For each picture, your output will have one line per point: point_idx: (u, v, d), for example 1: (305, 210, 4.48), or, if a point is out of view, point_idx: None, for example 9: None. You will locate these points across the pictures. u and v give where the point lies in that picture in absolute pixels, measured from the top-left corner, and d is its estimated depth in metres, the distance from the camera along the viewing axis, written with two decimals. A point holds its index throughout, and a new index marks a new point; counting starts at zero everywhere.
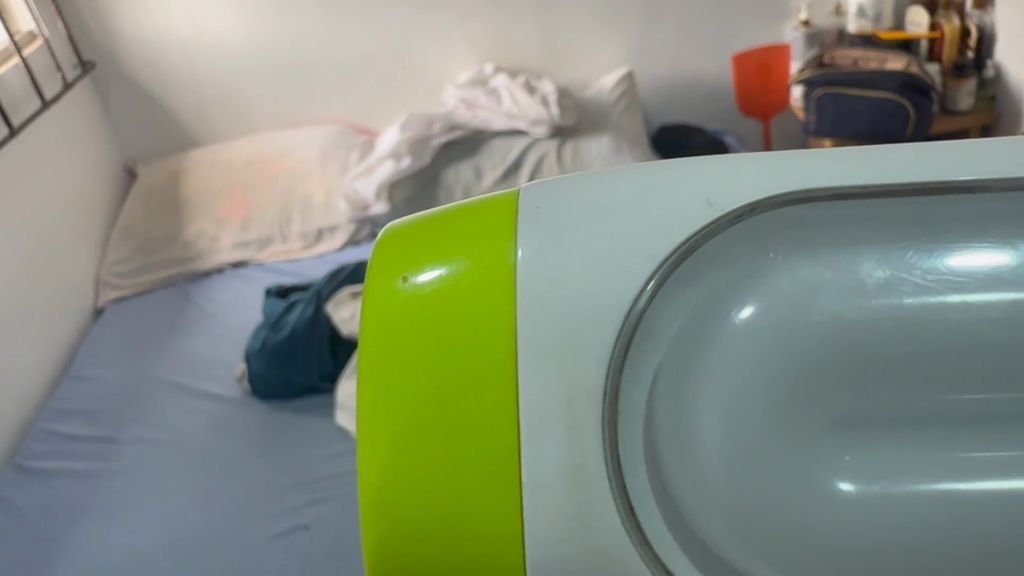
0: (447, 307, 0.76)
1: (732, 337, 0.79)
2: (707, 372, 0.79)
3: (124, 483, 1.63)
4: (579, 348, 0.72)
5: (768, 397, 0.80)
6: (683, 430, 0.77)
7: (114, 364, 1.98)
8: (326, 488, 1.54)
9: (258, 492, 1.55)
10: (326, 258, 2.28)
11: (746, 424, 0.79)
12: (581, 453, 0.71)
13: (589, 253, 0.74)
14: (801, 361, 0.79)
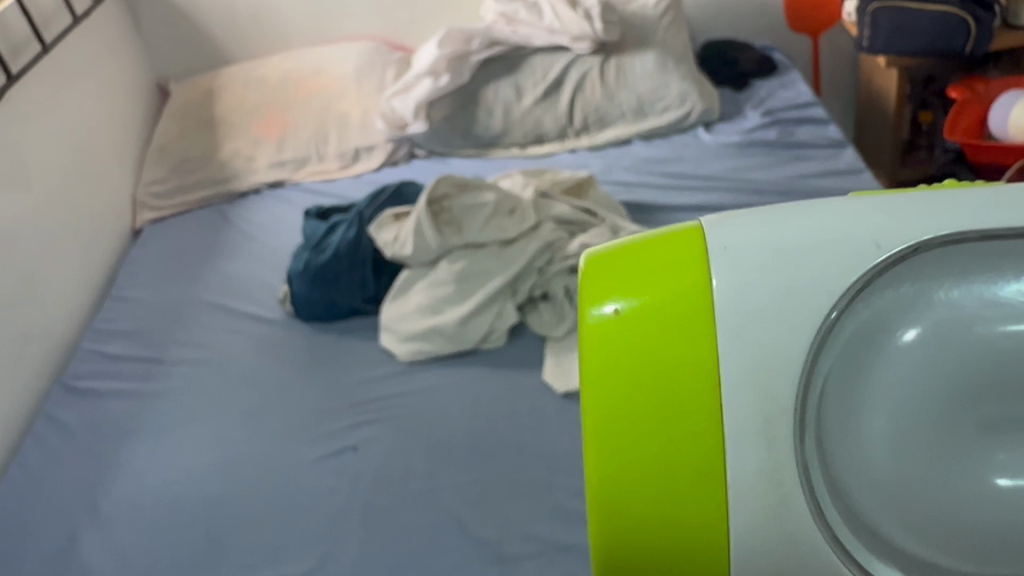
0: (639, 341, 0.68)
1: (902, 352, 0.68)
2: (869, 389, 0.68)
3: (173, 403, 1.63)
4: (767, 379, 0.64)
5: (947, 414, 0.67)
6: (846, 455, 0.66)
7: (158, 285, 1.97)
8: (375, 408, 1.54)
9: (306, 413, 1.56)
10: (364, 178, 2.23)
11: (920, 443, 0.67)
12: (775, 478, 0.63)
13: (759, 275, 0.66)
14: (985, 375, 0.66)
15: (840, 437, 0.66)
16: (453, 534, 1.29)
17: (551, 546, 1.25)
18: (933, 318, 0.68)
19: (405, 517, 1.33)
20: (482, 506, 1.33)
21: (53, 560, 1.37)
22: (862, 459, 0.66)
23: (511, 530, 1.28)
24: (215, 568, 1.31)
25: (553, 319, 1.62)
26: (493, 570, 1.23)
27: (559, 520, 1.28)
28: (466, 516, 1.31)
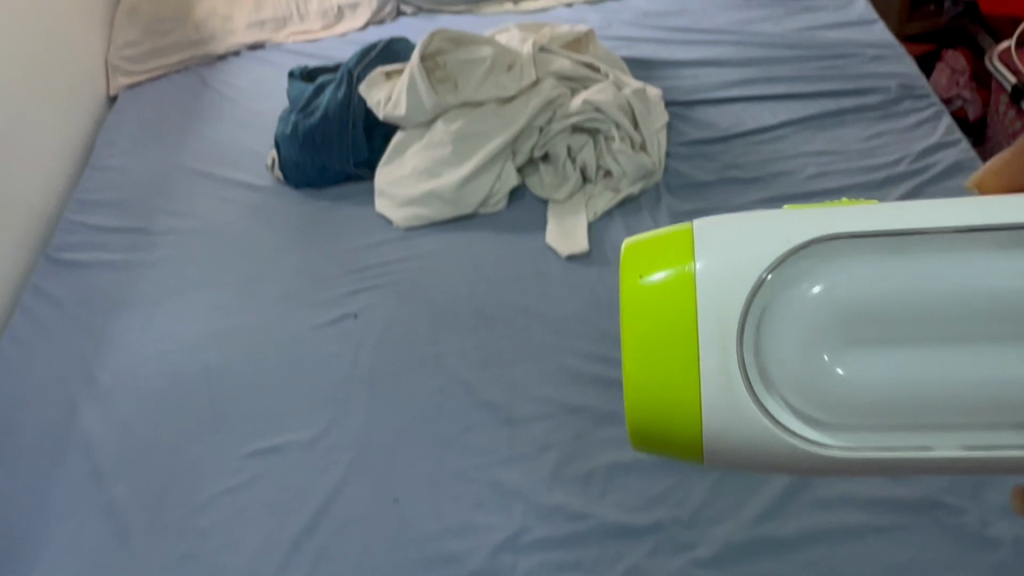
0: (652, 329, 0.55)
1: (830, 287, 0.52)
2: (799, 319, 0.53)
3: (164, 274, 1.58)
4: (721, 303, 0.52)
5: (886, 334, 0.52)
6: (772, 375, 0.53)
7: (139, 154, 1.89)
8: (375, 275, 1.50)
9: (303, 281, 1.51)
10: (348, 37, 2.12)
11: (855, 367, 0.52)
12: (729, 393, 0.52)
13: (722, 238, 0.54)
14: (936, 292, 0.51)
15: (757, 366, 0.52)
16: (461, 397, 1.28)
17: (562, 408, 1.24)
18: (864, 246, 0.52)
19: (410, 382, 1.32)
20: (489, 370, 1.31)
21: (54, 433, 1.35)
22: (785, 384, 0.53)
23: (519, 392, 1.27)
24: (220, 437, 1.30)
25: (554, 180, 1.57)
26: (504, 432, 1.22)
27: (569, 381, 1.27)
28: (474, 379, 1.30)
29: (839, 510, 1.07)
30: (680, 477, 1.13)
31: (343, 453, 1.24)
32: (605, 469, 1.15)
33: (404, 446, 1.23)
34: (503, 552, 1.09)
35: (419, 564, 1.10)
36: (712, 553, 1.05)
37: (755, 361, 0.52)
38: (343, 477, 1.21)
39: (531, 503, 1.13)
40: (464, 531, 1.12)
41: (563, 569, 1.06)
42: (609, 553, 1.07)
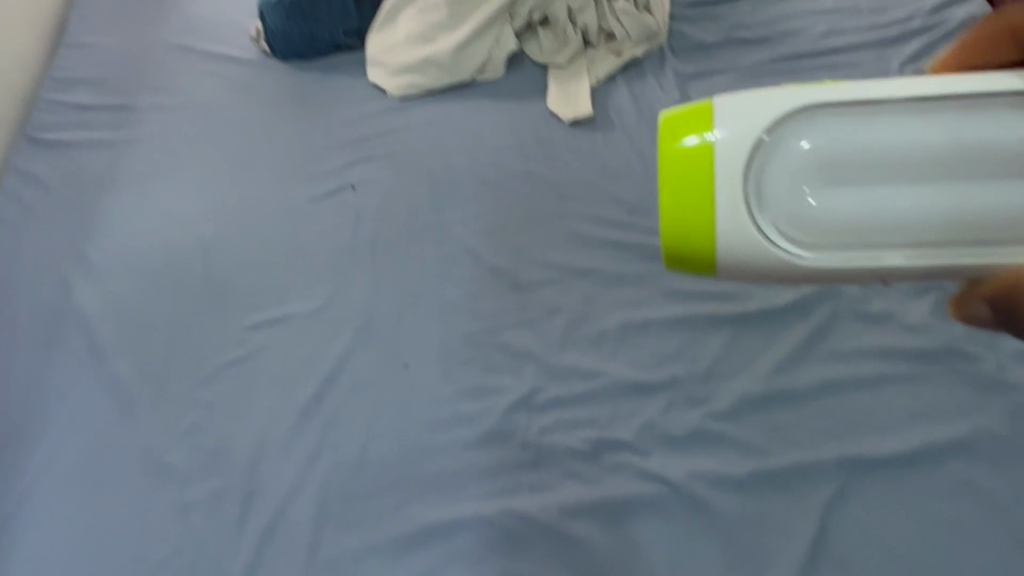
0: (685, 192, 0.64)
1: (810, 142, 0.62)
2: (783, 172, 0.62)
3: (150, 151, 1.53)
4: (733, 163, 0.62)
5: (856, 179, 0.61)
6: (765, 197, 0.63)
7: (113, 28, 1.78)
8: (372, 146, 1.45)
9: (298, 155, 1.46)
10: None
11: (830, 204, 0.61)
12: (737, 225, 0.62)
13: (735, 110, 0.63)
14: (899, 149, 0.60)
15: (750, 201, 0.62)
16: (467, 264, 1.25)
17: (570, 271, 1.21)
18: (847, 109, 0.61)
19: (414, 251, 1.29)
20: (495, 236, 1.28)
21: (50, 311, 1.31)
22: (777, 218, 0.62)
23: (526, 257, 1.24)
24: (223, 312, 1.27)
25: (554, 45, 1.50)
26: (512, 295, 1.20)
27: (577, 245, 1.24)
28: (479, 246, 1.27)
29: (853, 361, 1.07)
30: (693, 334, 1.12)
31: (348, 323, 1.22)
32: (618, 329, 1.14)
33: (411, 313, 1.21)
34: (517, 411, 1.08)
35: (432, 426, 1.10)
36: (727, 405, 1.04)
37: (750, 197, 0.62)
38: (350, 344, 1.20)
39: (543, 364, 1.12)
40: (476, 393, 1.11)
41: (577, 427, 1.06)
42: (624, 409, 1.06)
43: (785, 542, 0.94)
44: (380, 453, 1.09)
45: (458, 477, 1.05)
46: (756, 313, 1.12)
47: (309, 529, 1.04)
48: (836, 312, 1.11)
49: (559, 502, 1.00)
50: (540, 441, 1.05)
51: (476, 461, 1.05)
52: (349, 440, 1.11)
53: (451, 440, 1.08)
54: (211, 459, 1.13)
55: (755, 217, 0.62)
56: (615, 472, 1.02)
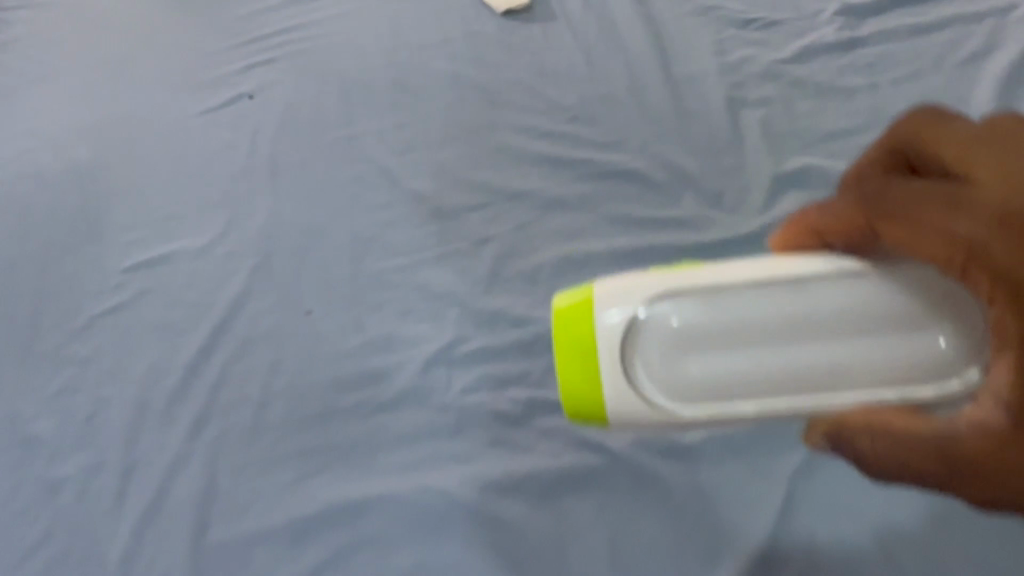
0: (579, 376, 0.61)
1: (684, 314, 0.58)
2: (655, 346, 0.59)
3: (19, 58, 1.30)
4: (609, 341, 0.59)
5: (729, 345, 0.57)
6: (642, 366, 0.59)
7: None
8: (274, 48, 1.25)
9: (189, 59, 1.26)
10: None
11: (705, 371, 0.58)
12: (619, 393, 0.59)
13: (613, 291, 0.60)
14: (771, 322, 0.57)
15: (634, 374, 0.59)
16: (381, 187, 1.06)
17: (499, 193, 1.02)
18: (708, 287, 0.58)
19: (319, 171, 1.10)
20: (413, 153, 1.08)
21: None
22: (652, 383, 0.59)
23: (449, 177, 1.05)
24: (100, 250, 1.09)
25: None
26: (433, 225, 1.02)
27: (508, 161, 1.05)
28: (395, 164, 1.08)
29: None
30: (642, 269, 0.93)
31: (244, 261, 1.04)
32: (554, 262, 0.96)
33: (315, 248, 1.04)
34: (433, 366, 0.92)
35: (337, 384, 0.93)
36: None
37: (634, 369, 0.59)
38: (245, 288, 1.02)
39: (466, 307, 0.95)
40: (388, 345, 0.95)
41: (505, 385, 0.89)
42: (560, 363, 0.90)
43: (753, 523, 0.79)
44: (279, 418, 0.93)
45: (367, 445, 0.89)
46: (715, 244, 0.93)
47: (193, 513, 0.88)
48: None
49: (483, 476, 0.84)
50: (461, 402, 0.89)
51: (388, 426, 0.90)
52: (243, 404, 0.95)
53: (358, 402, 0.92)
54: (84, 427, 0.96)
55: (636, 384, 0.59)
56: (548, 438, 0.86)
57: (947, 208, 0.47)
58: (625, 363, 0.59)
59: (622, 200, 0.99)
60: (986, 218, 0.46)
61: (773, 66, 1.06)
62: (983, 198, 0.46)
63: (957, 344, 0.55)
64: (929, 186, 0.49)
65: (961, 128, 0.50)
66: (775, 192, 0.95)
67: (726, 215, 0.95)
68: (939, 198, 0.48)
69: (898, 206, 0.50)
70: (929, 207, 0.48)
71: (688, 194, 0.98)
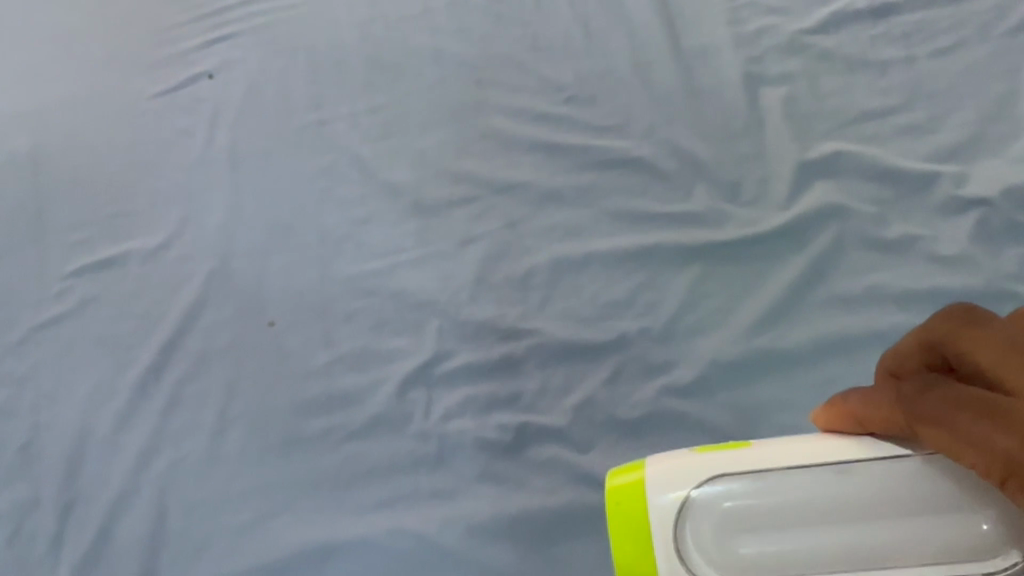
0: (633, 551, 0.57)
1: (735, 493, 0.57)
2: (707, 520, 0.56)
3: None
4: (661, 511, 0.57)
5: (782, 523, 0.55)
6: (693, 542, 0.56)
7: None
8: (236, 20, 1.12)
9: (141, 33, 1.13)
10: None
11: (758, 551, 0.55)
12: (671, 565, 0.56)
13: (661, 471, 0.58)
14: (822, 503, 0.55)
15: (685, 547, 0.56)
16: (353, 179, 0.94)
17: (486, 186, 0.90)
18: (759, 469, 0.57)
19: (285, 161, 0.98)
20: (389, 140, 0.96)
21: None
22: (704, 559, 0.56)
23: (430, 168, 0.93)
24: (40, 250, 0.97)
25: None
26: (411, 223, 0.90)
27: (496, 149, 0.93)
28: (369, 153, 0.96)
29: (869, 312, 0.76)
30: (652, 274, 0.82)
31: (200, 265, 0.93)
32: (549, 265, 0.84)
33: (280, 249, 0.92)
34: (412, 388, 0.81)
35: (303, 408, 0.83)
36: (695, 377, 0.76)
37: (686, 541, 0.56)
38: (200, 295, 0.91)
39: (449, 318, 0.83)
40: (361, 362, 0.83)
41: (493, 408, 0.78)
42: (556, 383, 0.78)
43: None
44: (237, 447, 0.82)
45: (335, 479, 0.78)
46: (732, 243, 0.81)
47: (138, 558, 0.78)
48: (842, 238, 0.80)
49: (468, 519, 0.73)
50: (443, 429, 0.78)
51: (360, 457, 0.79)
52: (198, 430, 0.84)
53: (327, 428, 0.81)
54: (19, 457, 0.85)
55: (689, 559, 0.56)
56: (544, 471, 0.75)
57: (974, 418, 0.46)
58: (676, 534, 0.56)
59: (625, 192, 0.87)
60: (1006, 426, 0.44)
61: (797, 35, 0.93)
62: (1005, 408, 0.44)
63: (1000, 527, 0.52)
64: (961, 394, 0.47)
65: (993, 328, 0.48)
66: (801, 181, 0.83)
67: (744, 208, 0.83)
68: (969, 406, 0.46)
69: (937, 413, 0.48)
70: (973, 419, 0.45)
71: (700, 184, 0.86)
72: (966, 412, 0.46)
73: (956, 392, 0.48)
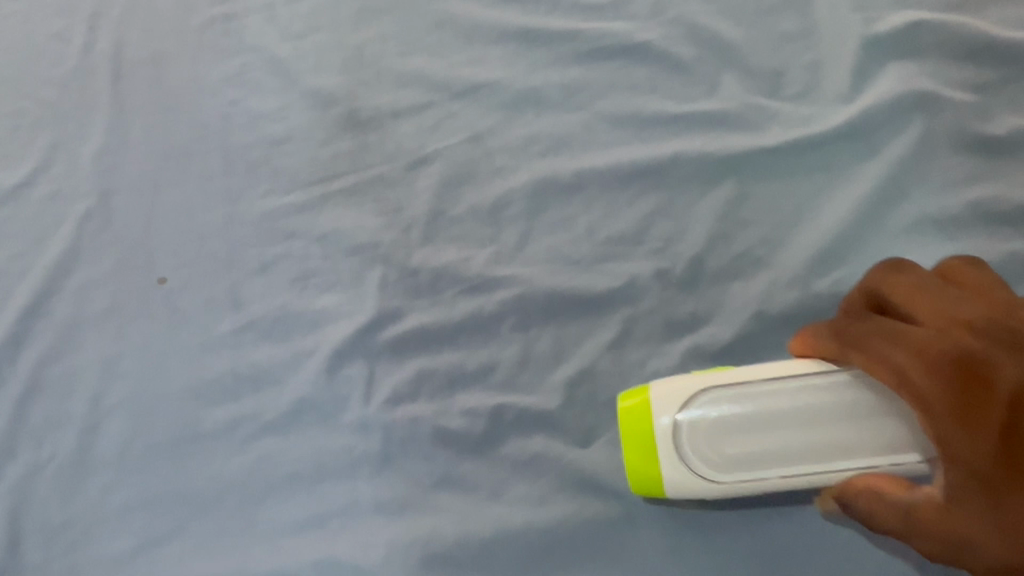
0: (640, 472, 0.49)
1: (731, 403, 0.47)
2: (705, 438, 0.47)
3: None
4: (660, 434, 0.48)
5: (787, 427, 0.46)
6: (691, 455, 0.48)
7: None
8: None
9: None
10: None
11: (747, 450, 0.47)
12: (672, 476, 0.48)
13: (661, 395, 0.48)
14: (822, 403, 0.46)
15: (687, 461, 0.48)
16: (270, 87, 0.72)
17: (442, 89, 0.68)
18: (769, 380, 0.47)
19: (182, 67, 0.75)
20: (316, 36, 0.73)
21: None
22: (703, 467, 0.47)
23: (368, 70, 0.70)
24: None
25: None
26: (344, 142, 0.68)
27: (454, 41, 0.70)
28: (289, 53, 0.73)
29: (971, 239, 0.55)
30: (669, 195, 0.60)
31: (71, 207, 0.69)
32: (528, 188, 0.62)
33: (174, 179, 0.69)
34: (347, 362, 0.59)
35: (204, 395, 0.60)
36: (735, 336, 0.55)
37: (685, 456, 0.48)
38: (70, 246, 0.67)
39: (396, 264, 0.62)
40: (281, 329, 0.62)
41: (457, 386, 0.57)
42: (542, 350, 0.57)
43: None
44: (117, 449, 0.60)
45: (248, 489, 0.57)
46: (782, 149, 0.59)
47: None
48: (931, 138, 0.58)
49: (427, 542, 0.53)
50: (389, 418, 0.57)
51: (281, 457, 0.57)
52: (64, 427, 0.61)
53: (235, 419, 0.59)
54: None
55: (689, 469, 0.48)
56: (528, 473, 0.54)
57: (891, 341, 0.42)
58: (679, 451, 0.48)
59: (627, 90, 0.65)
60: (919, 352, 0.41)
61: None
62: (920, 338, 0.41)
63: None
64: (887, 325, 0.43)
65: (914, 272, 0.45)
66: (867, 64, 0.62)
67: (793, 104, 0.62)
68: (889, 332, 0.43)
69: (862, 338, 0.44)
70: (882, 346, 0.43)
71: (730, 74, 0.64)
72: (889, 350, 0.42)
73: (881, 329, 0.44)
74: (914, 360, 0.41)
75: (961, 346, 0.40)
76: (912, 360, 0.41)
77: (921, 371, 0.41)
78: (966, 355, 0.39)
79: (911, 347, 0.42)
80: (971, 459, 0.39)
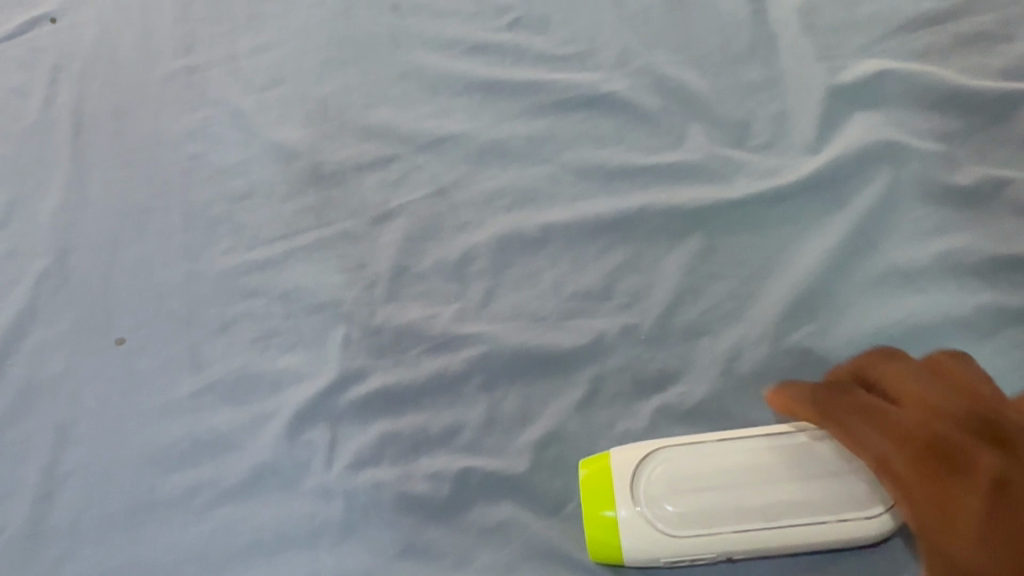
0: (600, 542, 0.49)
1: (684, 465, 0.48)
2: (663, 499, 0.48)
3: None
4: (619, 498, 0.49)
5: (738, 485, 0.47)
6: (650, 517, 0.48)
7: None
8: None
9: None
10: None
11: (704, 504, 0.47)
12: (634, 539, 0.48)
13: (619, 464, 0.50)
14: (767, 467, 0.48)
15: (648, 522, 0.48)
16: (232, 141, 0.71)
17: (407, 142, 0.67)
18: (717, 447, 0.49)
19: (145, 122, 0.73)
20: (279, 89, 0.72)
21: None
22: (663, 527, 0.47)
23: (332, 123, 0.70)
24: None
25: None
26: (307, 197, 0.67)
27: (419, 93, 0.70)
28: (252, 106, 0.72)
29: (942, 290, 0.54)
30: (635, 249, 0.59)
31: (28, 266, 0.68)
32: (493, 244, 0.61)
33: (134, 237, 0.68)
34: (309, 426, 0.57)
35: (161, 461, 0.58)
36: (702, 396, 0.54)
37: (645, 517, 0.48)
38: (26, 306, 0.66)
39: (358, 323, 0.60)
40: (240, 392, 0.60)
41: (422, 448, 0.55)
42: (509, 411, 0.56)
43: None
44: (69, 520, 0.57)
45: (204, 560, 0.55)
46: (749, 202, 0.59)
47: None
48: (897, 188, 0.58)
49: None
50: (351, 483, 0.55)
51: (240, 526, 0.55)
52: (15, 496, 0.58)
53: (193, 486, 0.57)
54: None
55: (650, 532, 0.47)
56: (494, 540, 0.52)
57: (874, 425, 0.46)
58: (639, 513, 0.48)
59: (593, 142, 0.64)
60: (902, 439, 0.44)
61: None
62: (902, 426, 0.45)
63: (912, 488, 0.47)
64: (872, 407, 0.47)
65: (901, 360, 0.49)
66: (833, 114, 0.61)
67: (760, 154, 0.61)
68: (872, 414, 0.46)
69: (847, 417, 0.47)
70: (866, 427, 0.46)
71: (696, 125, 0.63)
72: (867, 432, 0.46)
73: (865, 412, 0.47)
74: (892, 445, 0.45)
75: (935, 436, 0.43)
76: (893, 444, 0.45)
77: (900, 456, 0.44)
78: (944, 446, 0.43)
79: (893, 432, 0.45)
80: (946, 542, 0.41)
